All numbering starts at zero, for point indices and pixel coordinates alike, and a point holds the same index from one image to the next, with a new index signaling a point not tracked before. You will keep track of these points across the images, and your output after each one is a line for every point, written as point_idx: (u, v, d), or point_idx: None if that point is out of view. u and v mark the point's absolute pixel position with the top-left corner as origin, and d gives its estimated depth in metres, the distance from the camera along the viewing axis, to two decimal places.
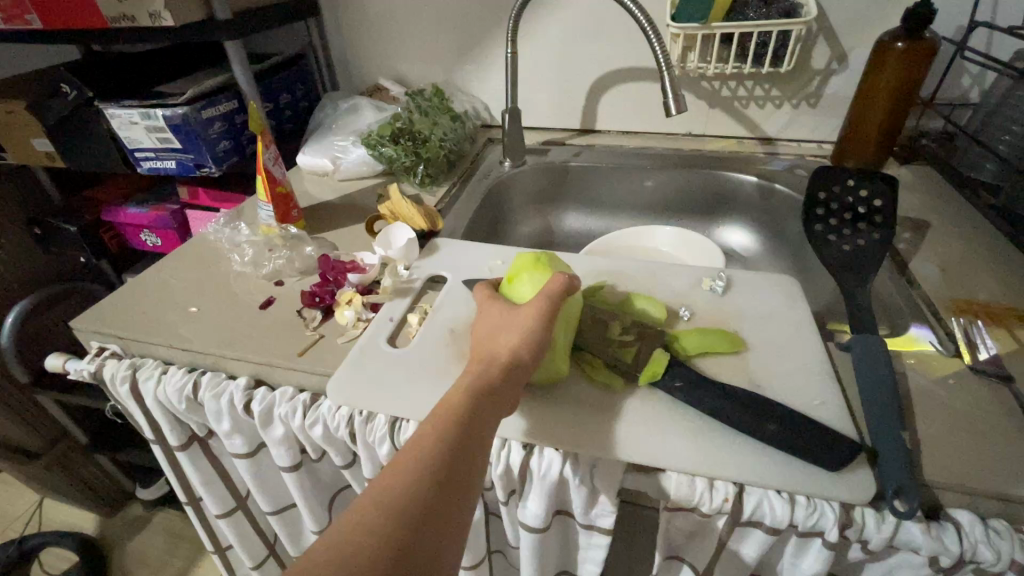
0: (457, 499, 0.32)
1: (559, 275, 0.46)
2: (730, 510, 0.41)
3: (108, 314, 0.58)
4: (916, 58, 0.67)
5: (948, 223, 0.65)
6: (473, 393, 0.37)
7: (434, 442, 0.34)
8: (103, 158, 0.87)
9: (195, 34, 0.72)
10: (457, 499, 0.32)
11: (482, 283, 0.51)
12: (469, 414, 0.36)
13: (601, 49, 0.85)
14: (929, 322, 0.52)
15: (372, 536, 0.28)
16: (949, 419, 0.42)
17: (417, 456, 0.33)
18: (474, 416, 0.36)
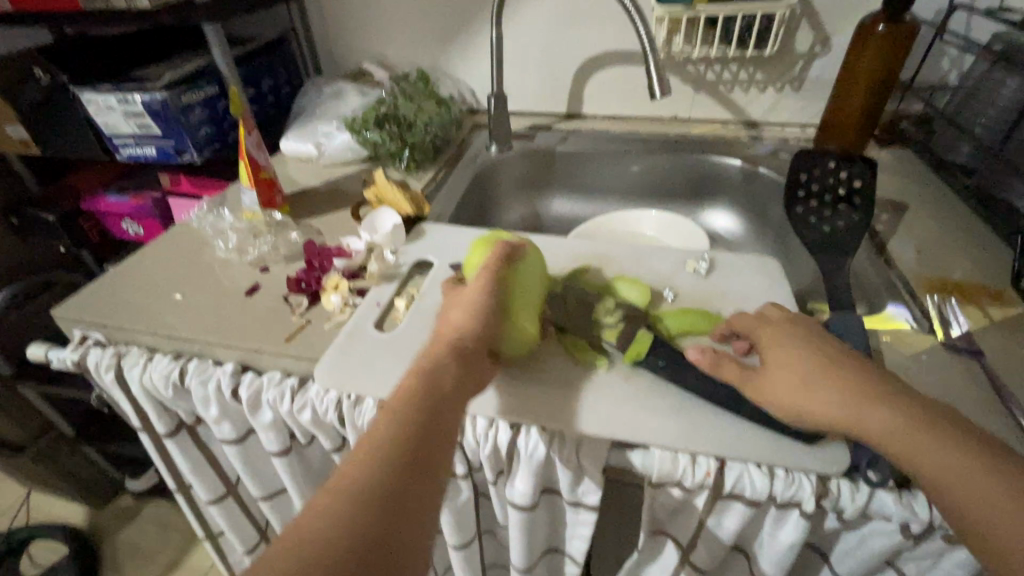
0: (425, 486, 0.33)
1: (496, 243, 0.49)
2: (712, 484, 0.42)
3: (90, 302, 0.57)
4: (897, 41, 0.68)
5: (925, 205, 0.67)
6: (423, 387, 0.38)
7: (391, 436, 0.34)
8: (80, 145, 0.85)
9: (171, 16, 0.71)
10: (426, 483, 0.33)
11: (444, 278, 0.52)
12: (426, 403, 0.37)
13: (587, 32, 0.85)
14: (905, 300, 0.53)
15: (341, 531, 0.29)
16: (922, 394, 0.44)
17: (375, 449, 0.34)
18: (428, 407, 0.37)
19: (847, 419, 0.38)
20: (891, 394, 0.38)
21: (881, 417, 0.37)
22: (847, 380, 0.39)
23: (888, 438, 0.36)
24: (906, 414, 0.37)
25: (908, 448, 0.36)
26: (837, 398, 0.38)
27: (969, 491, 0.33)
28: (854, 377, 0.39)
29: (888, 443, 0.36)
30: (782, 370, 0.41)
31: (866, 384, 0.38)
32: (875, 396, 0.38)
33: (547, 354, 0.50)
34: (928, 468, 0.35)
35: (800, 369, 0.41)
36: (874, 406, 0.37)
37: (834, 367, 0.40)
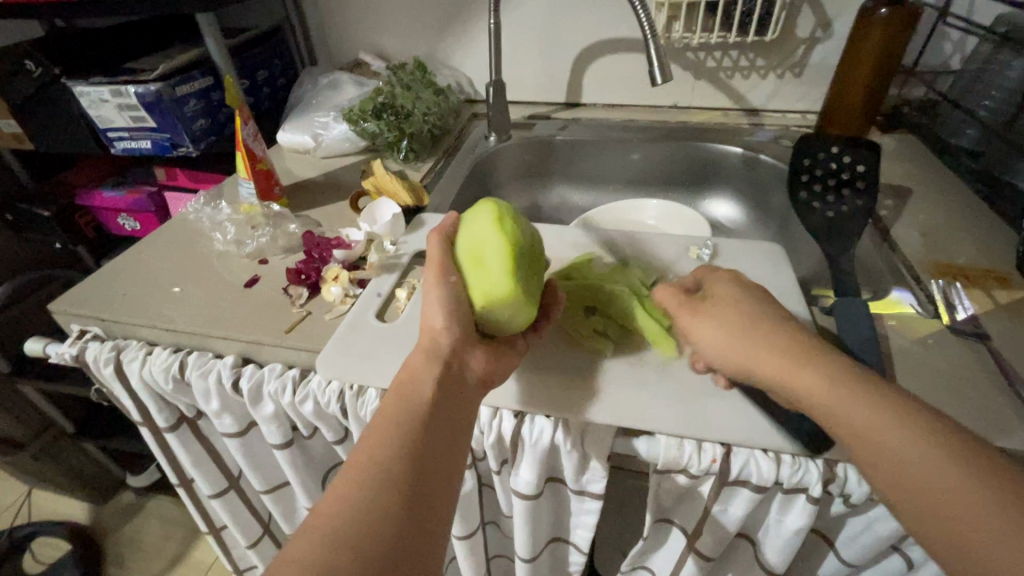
0: (431, 496, 0.33)
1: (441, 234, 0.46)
2: (718, 470, 0.42)
3: (87, 296, 0.57)
4: (899, 24, 0.67)
5: (929, 190, 0.66)
6: (422, 393, 0.37)
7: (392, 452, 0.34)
8: (74, 139, 0.84)
9: (164, 5, 0.69)
10: (429, 503, 0.33)
11: None
12: (423, 412, 0.36)
13: (586, 19, 0.84)
14: (910, 285, 0.53)
15: (341, 550, 0.29)
16: (928, 377, 0.43)
17: (370, 470, 0.33)
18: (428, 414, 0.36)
19: (774, 369, 0.39)
20: (815, 347, 0.39)
21: (801, 365, 0.38)
22: (773, 334, 0.41)
23: (804, 384, 0.38)
24: (825, 362, 0.38)
25: (818, 390, 0.37)
26: (761, 352, 0.40)
27: (871, 432, 0.34)
28: (783, 332, 0.41)
29: (804, 390, 0.38)
30: (721, 325, 0.43)
31: (794, 337, 0.40)
32: (797, 348, 0.39)
33: (550, 342, 0.50)
34: (835, 411, 0.36)
35: (739, 321, 0.43)
36: (795, 356, 0.39)
37: (767, 323, 0.42)
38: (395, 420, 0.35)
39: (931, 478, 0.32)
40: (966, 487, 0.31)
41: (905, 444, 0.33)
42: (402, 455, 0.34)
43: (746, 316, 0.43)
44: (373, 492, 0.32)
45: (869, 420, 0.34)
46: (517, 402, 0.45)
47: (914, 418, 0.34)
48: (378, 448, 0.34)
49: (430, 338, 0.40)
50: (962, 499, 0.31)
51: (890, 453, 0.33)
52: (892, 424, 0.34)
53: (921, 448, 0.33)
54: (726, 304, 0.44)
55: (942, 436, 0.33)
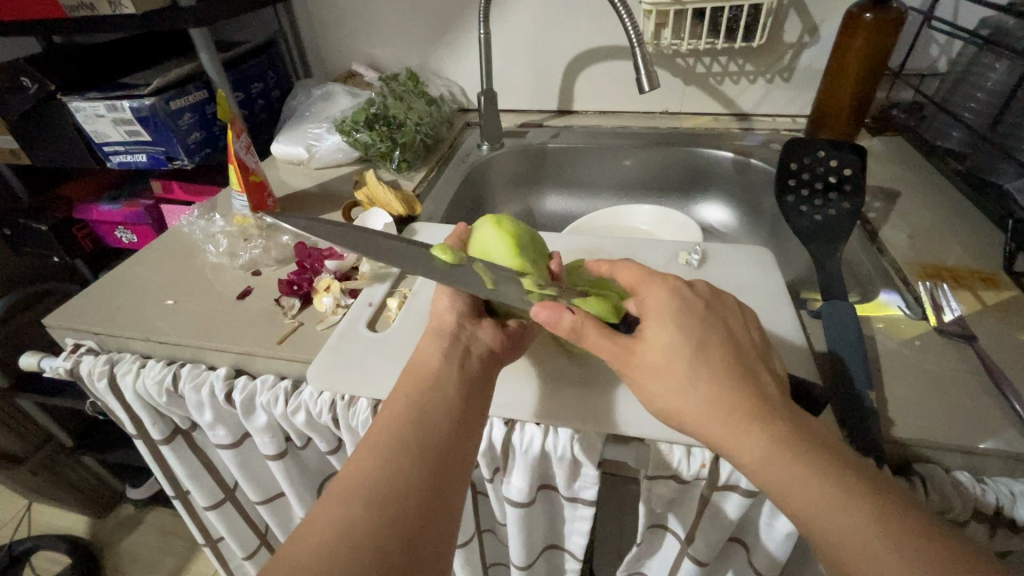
0: (444, 467, 0.35)
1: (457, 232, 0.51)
2: (708, 475, 0.42)
3: (81, 310, 0.57)
4: (884, 29, 0.67)
5: (917, 192, 0.67)
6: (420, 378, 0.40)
7: (395, 431, 0.36)
8: (70, 154, 0.84)
9: (158, 22, 0.70)
10: (442, 477, 0.34)
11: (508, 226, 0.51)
12: (426, 392, 0.38)
13: (575, 28, 0.85)
14: (898, 287, 0.53)
15: (356, 524, 0.30)
16: (914, 379, 0.44)
17: (378, 451, 0.34)
18: (429, 394, 0.38)
19: (705, 412, 0.35)
20: (741, 382, 0.36)
21: (725, 406, 0.34)
22: (704, 367, 0.36)
23: (728, 430, 0.34)
24: (754, 402, 0.34)
25: (738, 435, 0.34)
26: (695, 387, 0.36)
27: (790, 480, 0.32)
28: (713, 366, 0.36)
29: (726, 433, 0.34)
30: (653, 362, 0.37)
31: (724, 372, 0.36)
32: (725, 383, 0.35)
33: (540, 349, 0.50)
34: (757, 456, 0.33)
35: (675, 346, 0.37)
36: (718, 393, 0.35)
37: (702, 356, 0.37)
38: (407, 396, 0.38)
39: (851, 534, 0.29)
40: (883, 548, 0.28)
41: (823, 496, 0.31)
42: (413, 426, 0.36)
43: (685, 349, 0.37)
44: (389, 460, 0.34)
45: (790, 470, 0.32)
46: (507, 409, 0.46)
47: (835, 469, 0.31)
48: (388, 425, 0.36)
49: (436, 320, 0.45)
50: (879, 560, 0.28)
51: (809, 501, 0.31)
52: (812, 476, 0.31)
53: (840, 500, 0.30)
54: (662, 326, 0.39)
55: (864, 486, 0.31)
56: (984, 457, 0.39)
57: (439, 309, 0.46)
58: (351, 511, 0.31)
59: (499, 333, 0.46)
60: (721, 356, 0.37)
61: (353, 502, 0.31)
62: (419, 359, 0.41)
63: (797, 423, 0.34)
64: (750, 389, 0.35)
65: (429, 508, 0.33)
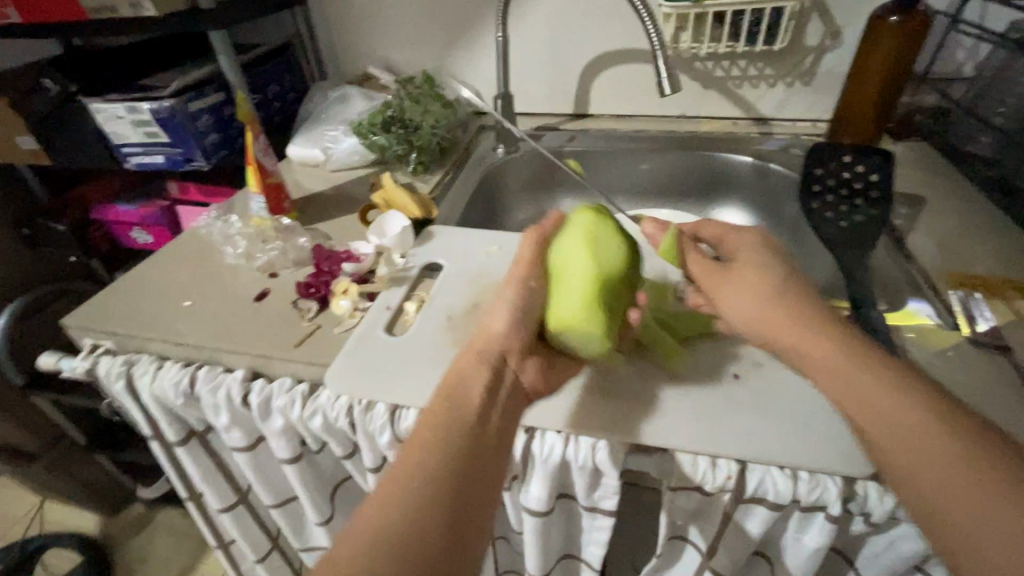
0: (473, 507, 0.34)
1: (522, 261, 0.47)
2: (733, 487, 0.41)
3: (99, 311, 0.57)
4: (910, 32, 0.66)
5: (945, 198, 0.65)
6: (456, 408, 0.38)
7: (428, 463, 0.35)
8: (89, 155, 0.85)
9: (178, 24, 0.71)
10: (470, 518, 0.34)
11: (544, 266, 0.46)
12: (462, 427, 0.37)
13: (592, 32, 0.84)
14: (928, 296, 0.52)
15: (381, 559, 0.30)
16: (947, 391, 0.42)
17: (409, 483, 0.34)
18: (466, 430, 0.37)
19: (791, 338, 0.40)
20: (865, 348, 0.38)
21: (837, 369, 0.37)
22: (792, 314, 0.41)
23: (799, 339, 0.40)
24: (867, 368, 0.36)
25: (806, 338, 0.40)
26: (792, 332, 0.40)
27: (892, 440, 0.34)
28: (823, 328, 0.39)
29: (842, 387, 0.37)
30: (739, 286, 0.44)
31: (842, 341, 0.38)
32: (842, 352, 0.38)
33: None
34: (877, 411, 0.35)
35: (762, 293, 0.43)
36: (810, 338, 0.39)
37: (796, 315, 0.41)
38: (445, 415, 0.38)
39: (924, 456, 0.32)
40: (932, 440, 0.32)
41: (935, 457, 0.32)
42: (449, 446, 0.36)
43: (765, 294, 0.43)
44: (425, 479, 0.34)
45: (905, 424, 0.33)
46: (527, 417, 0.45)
47: (938, 412, 0.33)
48: (422, 443, 0.36)
49: (484, 343, 0.43)
50: (927, 448, 0.32)
51: (916, 456, 0.33)
52: (876, 381, 0.36)
53: (943, 455, 0.32)
54: (755, 268, 0.44)
55: (974, 452, 0.31)
56: None
57: (487, 323, 0.44)
58: (381, 534, 0.31)
59: (540, 375, 0.45)
60: (817, 310, 0.41)
61: (388, 523, 0.32)
62: (459, 374, 0.41)
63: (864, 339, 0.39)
64: (876, 355, 0.37)
65: (464, 528, 0.33)
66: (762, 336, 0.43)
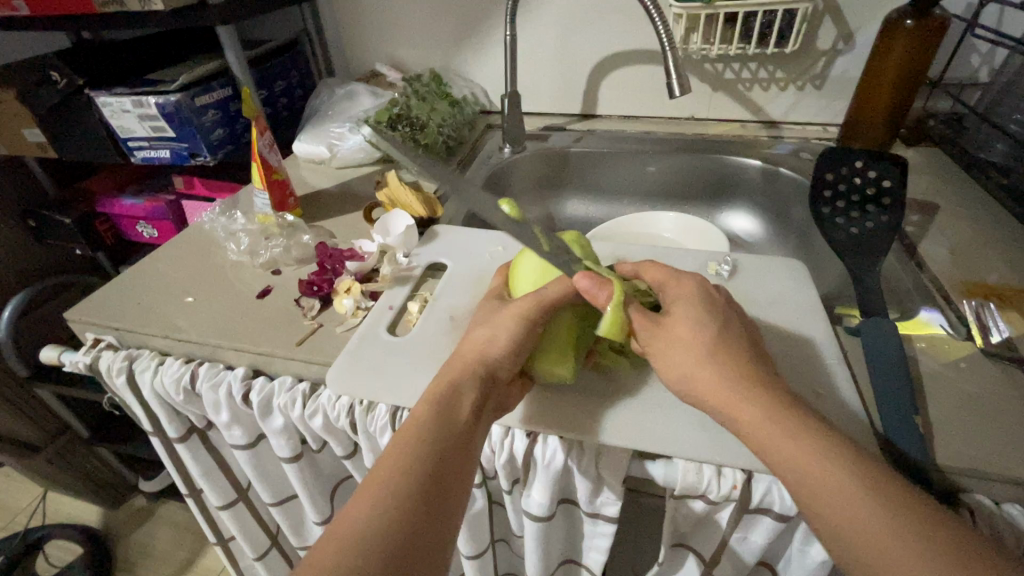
0: (440, 527, 0.33)
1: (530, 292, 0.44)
2: (739, 497, 0.40)
3: (102, 305, 0.57)
4: (926, 36, 0.65)
5: (958, 205, 0.64)
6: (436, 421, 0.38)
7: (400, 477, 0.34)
8: (95, 149, 0.85)
9: (185, 18, 0.70)
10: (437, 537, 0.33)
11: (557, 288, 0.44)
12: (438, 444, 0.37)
13: (601, 32, 0.84)
14: (939, 305, 0.51)
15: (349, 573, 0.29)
16: (960, 403, 0.41)
17: (381, 495, 0.33)
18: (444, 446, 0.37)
19: (729, 395, 0.36)
20: (797, 414, 0.35)
21: (767, 434, 0.34)
22: (724, 370, 0.37)
23: (731, 401, 0.36)
24: (802, 437, 0.33)
25: (736, 403, 0.36)
26: (718, 390, 0.37)
27: (833, 511, 0.31)
28: (745, 389, 0.36)
29: (776, 453, 0.33)
30: (674, 340, 0.39)
31: (767, 399, 0.35)
32: (773, 418, 0.34)
33: None
34: (813, 479, 0.32)
35: (695, 345, 0.38)
36: (738, 394, 0.36)
37: (733, 371, 0.37)
38: (427, 425, 0.37)
39: (863, 533, 0.30)
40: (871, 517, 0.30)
41: (876, 528, 0.29)
42: (428, 458, 0.36)
43: (696, 345, 0.38)
44: (403, 490, 0.33)
45: (840, 494, 0.31)
46: (528, 421, 0.44)
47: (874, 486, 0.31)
48: (402, 453, 0.36)
49: (473, 356, 0.42)
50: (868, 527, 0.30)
51: (850, 530, 0.30)
52: (805, 448, 0.33)
53: (884, 529, 0.29)
54: (688, 313, 0.40)
55: (912, 520, 0.29)
56: None
57: (476, 333, 0.44)
58: (353, 544, 0.31)
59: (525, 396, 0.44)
60: (743, 368, 0.37)
61: (362, 532, 0.31)
62: (443, 384, 0.40)
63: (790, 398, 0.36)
64: (808, 424, 0.34)
65: (432, 541, 0.33)
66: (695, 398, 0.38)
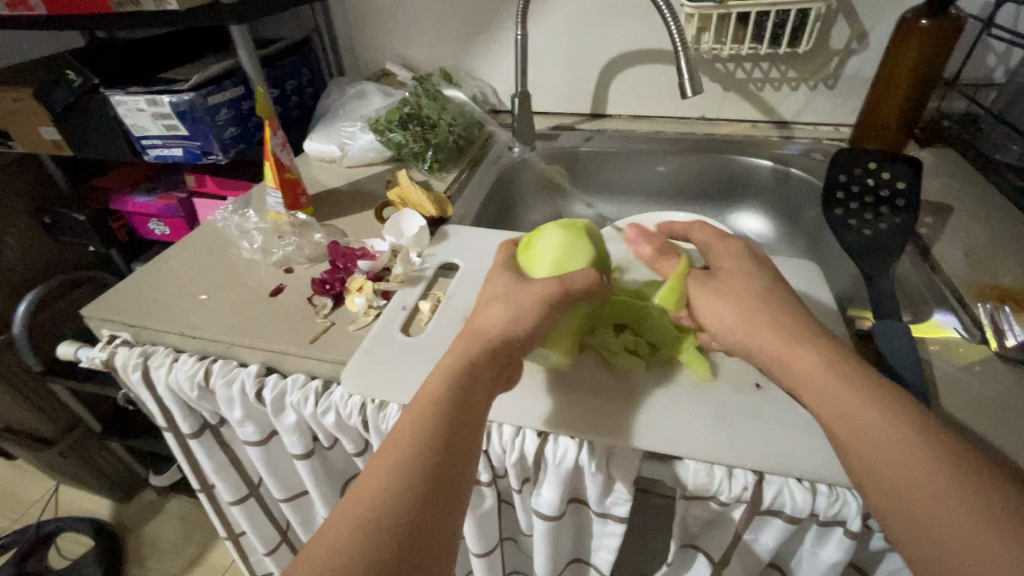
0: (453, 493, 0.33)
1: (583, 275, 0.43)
2: (750, 499, 0.40)
3: (118, 302, 0.58)
4: (941, 36, 0.64)
5: (972, 208, 0.64)
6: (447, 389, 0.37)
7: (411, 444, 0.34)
8: (109, 148, 0.86)
9: (199, 17, 0.71)
10: (449, 501, 0.32)
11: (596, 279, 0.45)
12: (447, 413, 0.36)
13: (612, 31, 0.83)
14: (954, 308, 0.50)
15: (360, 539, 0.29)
16: (975, 407, 0.41)
17: (393, 465, 0.33)
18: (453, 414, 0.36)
19: (784, 342, 0.37)
20: (858, 372, 0.34)
21: (827, 384, 0.34)
22: (778, 320, 0.38)
23: (785, 350, 0.37)
24: (868, 395, 0.33)
25: (790, 348, 0.37)
26: (772, 338, 0.38)
27: (884, 461, 0.31)
28: (801, 341, 0.37)
29: (836, 403, 0.34)
30: (728, 296, 0.41)
31: (823, 350, 0.36)
32: (838, 372, 0.35)
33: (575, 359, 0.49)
34: (871, 432, 0.32)
35: (747, 298, 0.40)
36: (793, 343, 0.37)
37: (786, 323, 0.38)
38: (438, 403, 0.36)
39: (915, 481, 0.30)
40: (927, 465, 0.30)
41: (928, 477, 0.30)
42: (438, 440, 0.34)
43: (746, 299, 0.40)
44: (415, 461, 0.33)
45: (895, 448, 0.31)
46: (539, 420, 0.45)
47: (928, 439, 0.31)
48: (411, 435, 0.34)
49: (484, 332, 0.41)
50: (923, 475, 0.30)
51: (901, 481, 0.30)
52: (861, 396, 0.33)
53: (940, 490, 0.29)
54: (739, 274, 0.42)
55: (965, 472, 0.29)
56: None
57: (500, 310, 0.42)
58: (363, 523, 0.30)
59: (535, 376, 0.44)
60: (795, 319, 0.39)
61: (375, 500, 0.31)
62: (455, 362, 0.39)
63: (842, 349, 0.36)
64: (875, 381, 0.34)
65: (444, 503, 0.32)
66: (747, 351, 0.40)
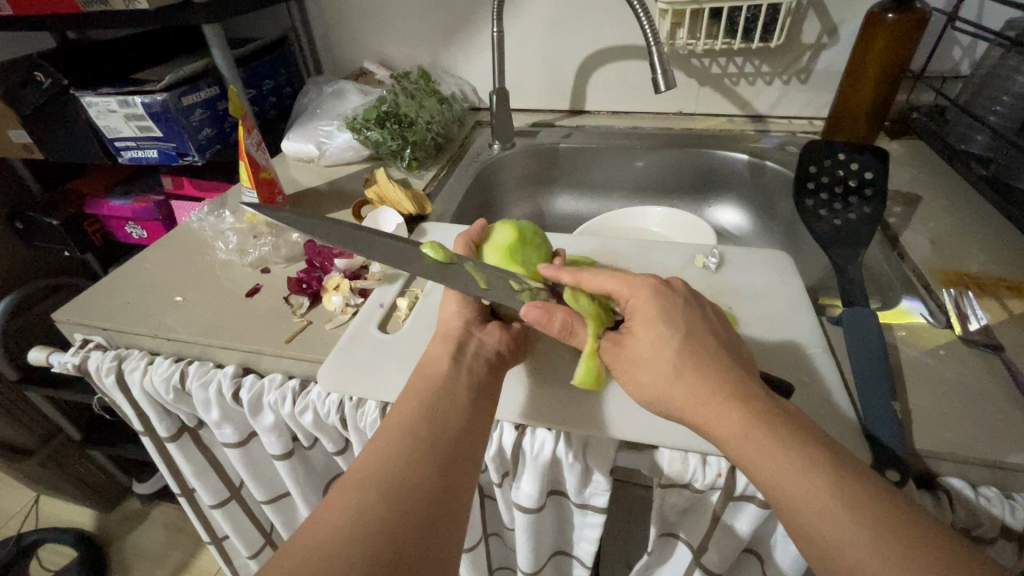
0: (462, 453, 0.36)
1: (548, 316, 0.41)
2: (723, 485, 0.41)
3: (90, 306, 0.57)
4: (907, 30, 0.66)
5: (940, 197, 0.65)
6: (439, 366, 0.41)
7: (410, 415, 0.37)
8: (81, 150, 0.84)
9: (169, 16, 0.70)
10: (457, 457, 0.36)
11: (535, 309, 0.41)
12: (437, 383, 0.40)
13: (588, 28, 0.84)
14: (920, 295, 0.52)
15: (376, 493, 0.32)
16: (938, 389, 0.42)
17: (396, 431, 0.36)
18: (446, 383, 0.40)
19: (703, 412, 0.34)
20: (790, 430, 0.32)
21: (760, 443, 0.31)
22: (695, 393, 0.34)
23: (708, 414, 0.34)
24: (791, 450, 0.31)
25: (713, 413, 0.34)
26: (691, 401, 0.35)
27: (823, 528, 0.29)
28: (723, 395, 0.34)
29: (762, 473, 0.31)
30: (644, 359, 0.37)
31: (752, 417, 0.32)
32: (773, 434, 0.32)
33: (549, 352, 0.49)
34: (794, 495, 0.30)
35: (669, 362, 0.36)
36: (710, 412, 0.34)
37: (706, 400, 0.34)
38: (424, 390, 0.39)
39: (854, 552, 0.27)
40: (856, 532, 0.28)
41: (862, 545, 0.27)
42: (433, 402, 0.38)
43: (658, 361, 0.36)
44: (413, 427, 0.36)
45: (818, 515, 0.29)
46: (517, 414, 0.45)
47: (853, 499, 0.29)
48: (411, 399, 0.38)
49: (445, 326, 0.45)
50: (855, 545, 0.28)
51: (824, 534, 0.29)
52: (797, 467, 0.30)
53: (874, 554, 0.27)
54: (650, 334, 0.37)
55: (905, 534, 0.27)
56: (1013, 472, 0.37)
57: (446, 305, 0.47)
58: (373, 496, 0.32)
59: (505, 336, 0.46)
60: (722, 373, 0.35)
61: (384, 464, 0.34)
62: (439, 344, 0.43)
63: (770, 412, 0.33)
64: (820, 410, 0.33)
65: (455, 458, 0.36)
66: (673, 414, 0.36)
